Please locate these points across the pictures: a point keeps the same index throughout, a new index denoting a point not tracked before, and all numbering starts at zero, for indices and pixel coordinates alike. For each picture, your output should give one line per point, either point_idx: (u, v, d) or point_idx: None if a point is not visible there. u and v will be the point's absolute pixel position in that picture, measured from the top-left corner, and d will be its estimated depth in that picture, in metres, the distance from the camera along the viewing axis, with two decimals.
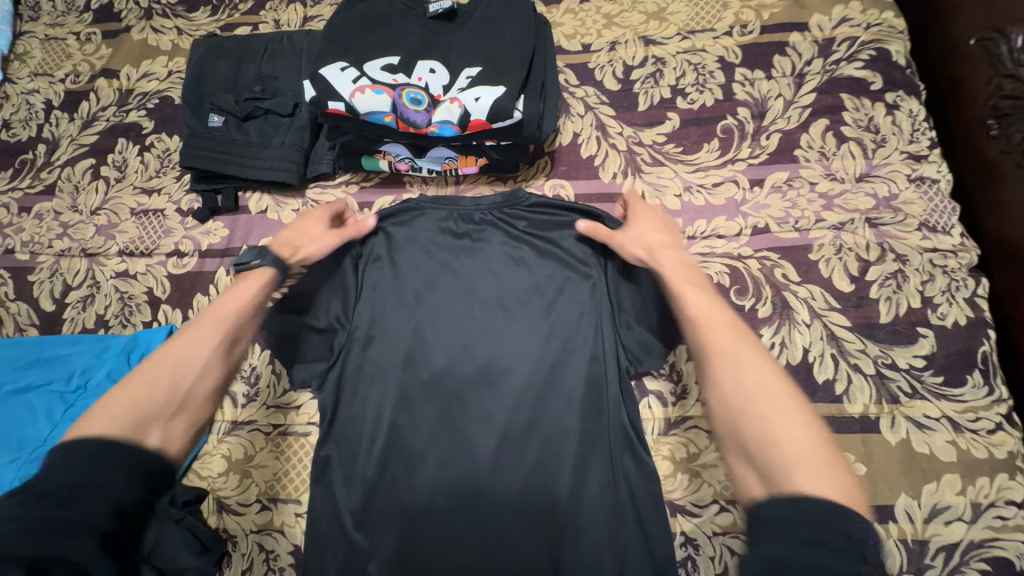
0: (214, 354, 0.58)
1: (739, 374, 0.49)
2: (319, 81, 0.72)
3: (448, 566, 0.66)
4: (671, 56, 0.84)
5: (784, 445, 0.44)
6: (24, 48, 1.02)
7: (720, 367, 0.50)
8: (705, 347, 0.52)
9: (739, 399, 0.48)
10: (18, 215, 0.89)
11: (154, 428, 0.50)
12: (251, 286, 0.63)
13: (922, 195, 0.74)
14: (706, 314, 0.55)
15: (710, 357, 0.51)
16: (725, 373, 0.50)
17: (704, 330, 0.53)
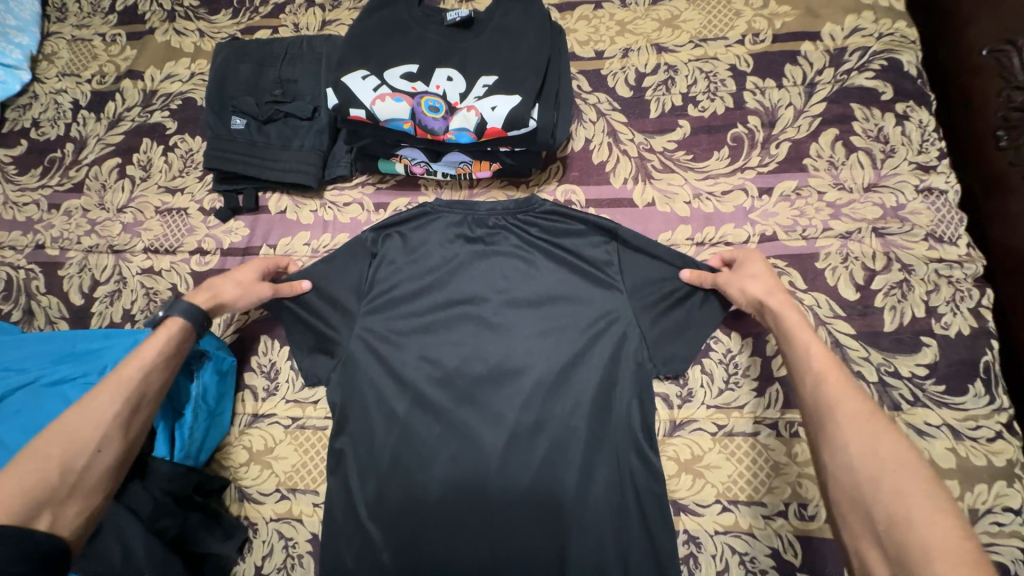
0: (113, 425, 0.58)
1: (870, 441, 0.48)
2: (341, 89, 0.74)
3: (459, 557, 0.68)
4: (682, 63, 0.86)
5: (920, 529, 0.41)
6: (52, 49, 1.05)
7: (845, 429, 0.49)
8: (829, 406, 0.52)
9: (866, 467, 0.47)
10: (48, 212, 0.93)
11: (44, 512, 0.51)
12: (158, 345, 0.63)
13: (930, 205, 0.75)
14: (829, 374, 0.54)
15: (837, 417, 0.51)
16: (850, 435, 0.49)
17: (828, 389, 0.53)
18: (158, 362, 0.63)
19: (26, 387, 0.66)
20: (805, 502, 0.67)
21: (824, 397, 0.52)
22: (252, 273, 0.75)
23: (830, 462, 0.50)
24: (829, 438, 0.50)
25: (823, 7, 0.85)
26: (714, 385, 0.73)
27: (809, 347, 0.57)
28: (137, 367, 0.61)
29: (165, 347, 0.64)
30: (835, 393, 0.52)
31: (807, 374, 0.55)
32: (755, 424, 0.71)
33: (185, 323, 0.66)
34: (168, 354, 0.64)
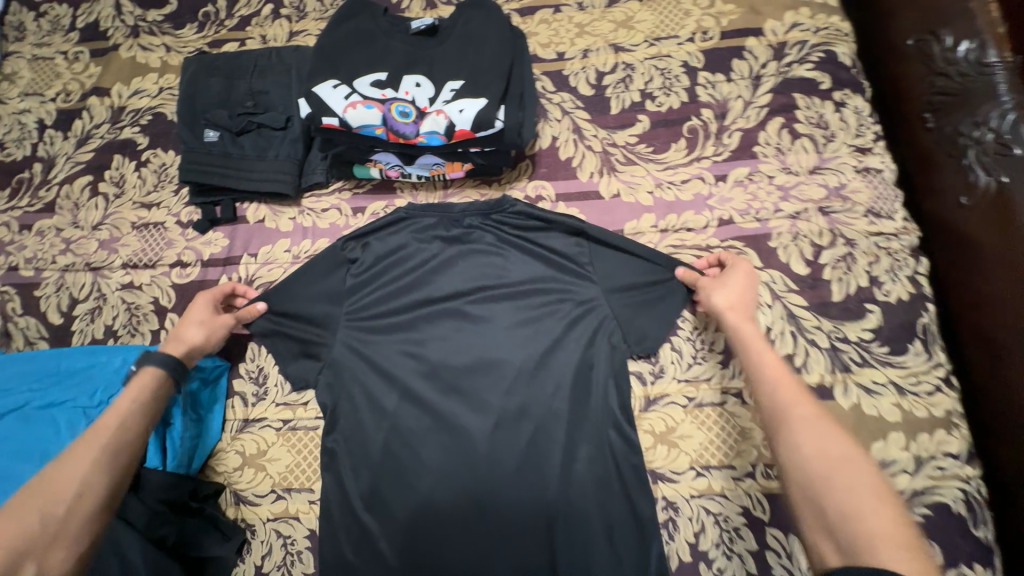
0: (92, 471, 0.58)
1: (823, 442, 0.52)
2: (313, 99, 0.77)
3: (453, 541, 0.72)
4: (639, 62, 0.91)
5: (867, 521, 0.46)
6: (12, 69, 1.04)
7: (802, 431, 0.54)
8: (787, 410, 0.56)
9: (819, 466, 0.51)
10: (19, 233, 0.92)
11: (27, 563, 0.51)
12: (131, 396, 0.65)
13: (868, 184, 0.82)
14: (782, 379, 0.59)
15: (792, 420, 0.55)
16: (806, 437, 0.53)
17: (785, 395, 0.57)
18: (132, 409, 0.64)
19: (19, 412, 0.68)
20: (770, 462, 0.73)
21: (781, 402, 0.57)
22: (206, 309, 0.77)
23: (787, 462, 0.53)
24: (786, 440, 0.54)
25: (764, 5, 0.92)
26: (683, 361, 0.78)
27: (765, 355, 0.61)
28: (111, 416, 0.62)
29: (136, 397, 0.66)
30: (790, 397, 0.57)
31: (765, 381, 0.59)
32: (721, 394, 0.76)
33: (156, 370, 0.68)
34: (141, 401, 0.66)
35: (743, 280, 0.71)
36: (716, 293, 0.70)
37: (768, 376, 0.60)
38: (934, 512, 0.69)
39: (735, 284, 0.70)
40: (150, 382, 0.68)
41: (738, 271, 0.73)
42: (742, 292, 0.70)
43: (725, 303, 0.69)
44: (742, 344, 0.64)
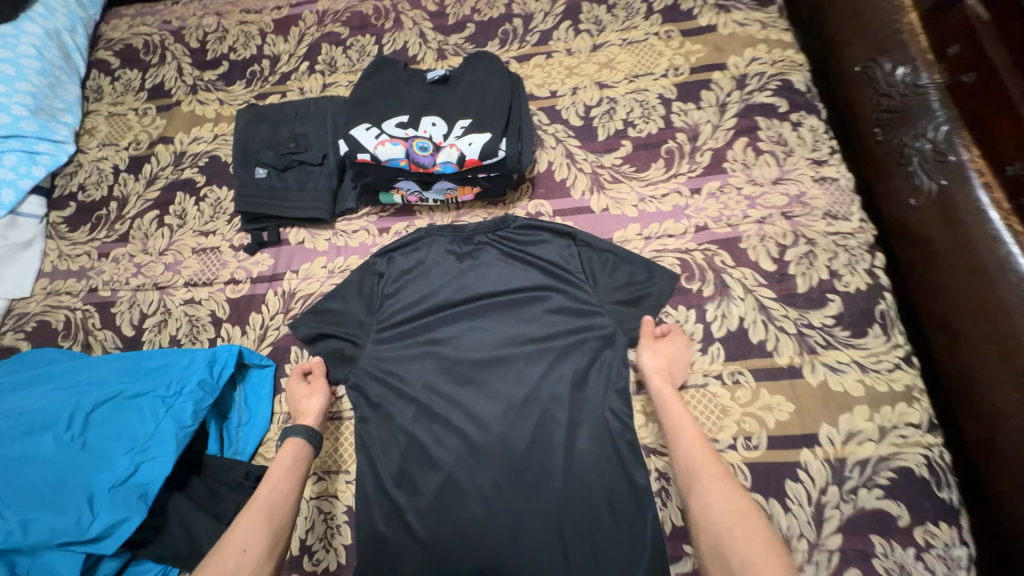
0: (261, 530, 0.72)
1: (724, 495, 0.67)
2: (349, 139, 0.93)
3: (471, 515, 0.81)
4: (620, 96, 1.06)
5: (756, 561, 0.60)
6: (92, 124, 1.23)
7: (709, 487, 0.69)
8: (698, 468, 0.71)
9: (723, 519, 0.66)
10: (98, 260, 1.08)
11: None
12: (282, 465, 0.81)
13: (826, 191, 0.94)
14: (694, 440, 0.74)
15: (702, 477, 0.70)
16: (712, 491, 0.68)
17: (696, 454, 0.73)
18: (283, 475, 0.79)
19: (109, 403, 0.79)
20: (749, 435, 0.81)
21: (693, 461, 0.72)
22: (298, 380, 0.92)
23: (699, 515, 0.68)
24: (697, 494, 0.70)
25: (727, 44, 1.07)
26: None
27: (681, 421, 0.77)
28: (270, 482, 0.78)
29: (287, 465, 0.81)
30: (701, 458, 0.72)
31: (682, 441, 0.75)
32: (704, 376, 0.85)
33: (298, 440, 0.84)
34: (290, 467, 0.81)
35: (671, 351, 0.85)
36: (647, 357, 0.84)
37: (684, 438, 0.75)
38: (899, 475, 0.77)
39: (662, 351, 0.84)
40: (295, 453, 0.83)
41: (672, 342, 0.85)
42: (667, 359, 0.84)
43: (652, 366, 0.83)
44: (666, 410, 0.79)
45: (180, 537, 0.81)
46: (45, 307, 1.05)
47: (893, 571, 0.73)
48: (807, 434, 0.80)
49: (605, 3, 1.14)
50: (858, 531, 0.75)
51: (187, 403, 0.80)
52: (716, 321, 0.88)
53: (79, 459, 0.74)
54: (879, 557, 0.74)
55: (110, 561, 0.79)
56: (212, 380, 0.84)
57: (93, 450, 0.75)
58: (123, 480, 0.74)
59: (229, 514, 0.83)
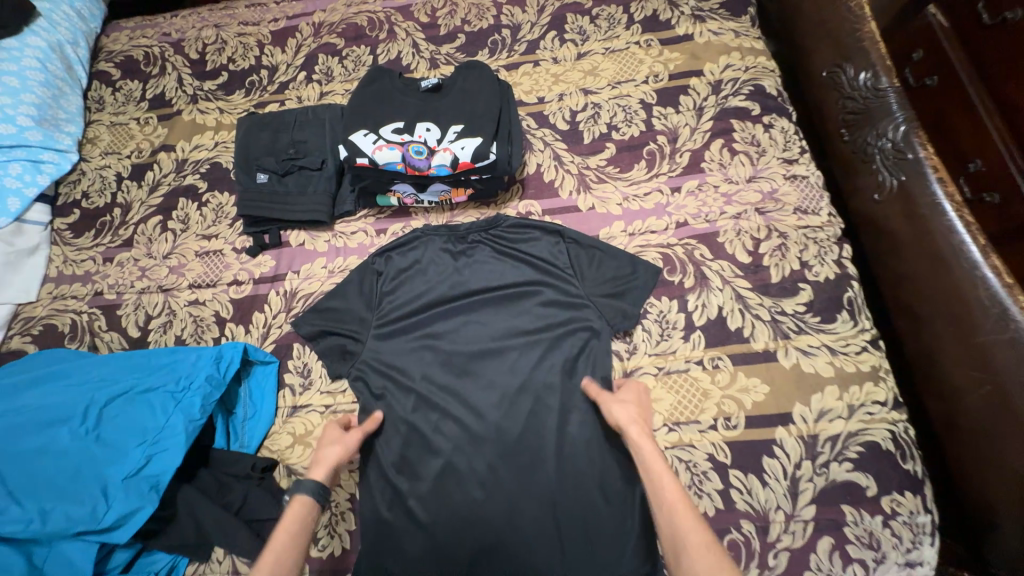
0: None
1: (712, 563, 0.55)
2: (349, 144, 0.98)
3: (469, 498, 0.86)
4: (604, 101, 1.12)
5: None
6: (94, 134, 1.27)
7: (699, 562, 0.56)
8: (682, 539, 0.59)
9: None
10: (103, 265, 1.12)
11: None
12: (287, 529, 0.67)
13: (796, 187, 1.01)
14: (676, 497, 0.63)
15: (688, 552, 0.57)
16: (703, 568, 0.55)
17: (679, 517, 0.61)
18: (286, 541, 0.66)
19: (121, 397, 0.82)
20: (729, 415, 0.86)
21: (676, 522, 0.60)
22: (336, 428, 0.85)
23: None
24: (687, 574, 0.56)
25: (703, 52, 1.14)
26: (653, 339, 0.93)
27: (660, 480, 0.66)
28: (276, 547, 0.65)
29: (292, 529, 0.68)
30: (684, 523, 0.60)
31: (661, 506, 0.63)
32: (686, 362, 0.91)
33: (307, 498, 0.72)
34: (297, 532, 0.68)
35: (636, 396, 0.82)
36: (616, 409, 0.79)
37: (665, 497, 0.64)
38: (867, 449, 0.83)
39: (630, 400, 0.80)
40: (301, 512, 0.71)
41: (632, 390, 0.83)
42: (637, 410, 0.78)
43: (621, 419, 0.77)
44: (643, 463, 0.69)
45: (190, 527, 0.84)
46: (51, 311, 1.08)
47: (862, 538, 0.79)
48: (783, 414, 0.85)
49: (589, 15, 1.20)
50: (831, 502, 0.81)
51: (194, 397, 0.84)
52: (697, 310, 0.94)
53: (94, 451, 0.77)
54: (850, 525, 0.80)
55: (122, 552, 0.82)
56: (218, 375, 0.87)
57: (107, 442, 0.79)
58: (135, 471, 0.78)
59: (237, 503, 0.87)
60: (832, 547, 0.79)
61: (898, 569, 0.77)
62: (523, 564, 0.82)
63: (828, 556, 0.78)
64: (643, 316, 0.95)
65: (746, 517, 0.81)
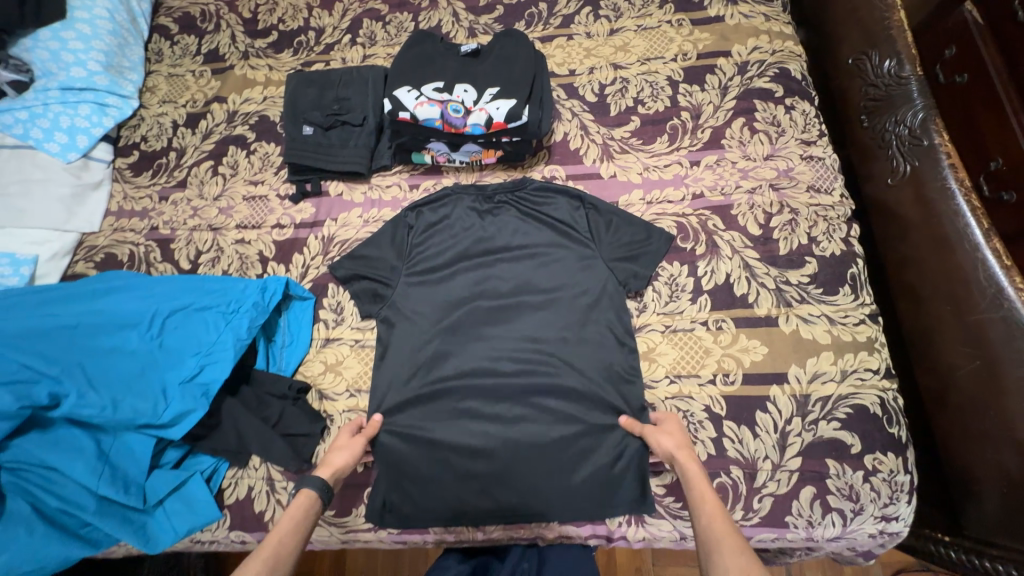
0: None
1: (741, 559, 0.63)
2: (392, 100, 1.05)
3: (478, 435, 0.94)
4: (632, 76, 1.17)
5: None
6: (153, 83, 1.36)
7: (728, 557, 0.64)
8: (719, 540, 0.66)
9: None
10: (159, 202, 1.22)
11: None
12: (296, 518, 0.76)
13: (812, 168, 1.05)
14: (718, 510, 0.71)
15: (723, 549, 0.65)
16: (733, 563, 0.63)
17: (718, 526, 0.68)
18: (290, 527, 0.74)
19: (180, 311, 0.92)
20: (727, 372, 0.93)
21: (714, 529, 0.68)
22: (346, 433, 0.92)
23: None
24: (716, 566, 0.64)
25: (732, 33, 1.17)
26: (662, 299, 1.00)
27: (702, 494, 0.74)
28: (280, 530, 0.73)
29: (297, 517, 0.76)
30: (724, 532, 0.67)
31: (703, 513, 0.71)
32: (691, 322, 0.97)
33: (314, 491, 0.80)
34: (304, 521, 0.76)
35: (676, 427, 0.87)
36: (663, 439, 0.84)
37: (708, 509, 0.71)
38: (856, 411, 0.89)
39: (674, 431, 0.85)
40: (307, 505, 0.79)
41: (670, 420, 0.89)
42: (683, 438, 0.84)
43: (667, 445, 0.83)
44: (689, 481, 0.77)
45: (232, 434, 0.94)
46: (112, 241, 1.19)
47: (842, 489, 0.86)
48: (778, 373, 0.92)
49: None
50: (816, 456, 0.87)
51: (244, 319, 0.94)
52: (706, 276, 1.00)
53: (156, 355, 0.87)
54: (832, 477, 0.86)
55: (173, 450, 0.92)
56: (264, 302, 0.97)
57: (168, 349, 0.89)
58: (191, 377, 0.88)
59: (274, 418, 0.96)
60: (813, 496, 0.86)
61: (873, 520, 0.85)
62: (527, 495, 0.91)
63: (808, 503, 0.86)
64: (654, 278, 1.01)
65: (736, 464, 0.88)
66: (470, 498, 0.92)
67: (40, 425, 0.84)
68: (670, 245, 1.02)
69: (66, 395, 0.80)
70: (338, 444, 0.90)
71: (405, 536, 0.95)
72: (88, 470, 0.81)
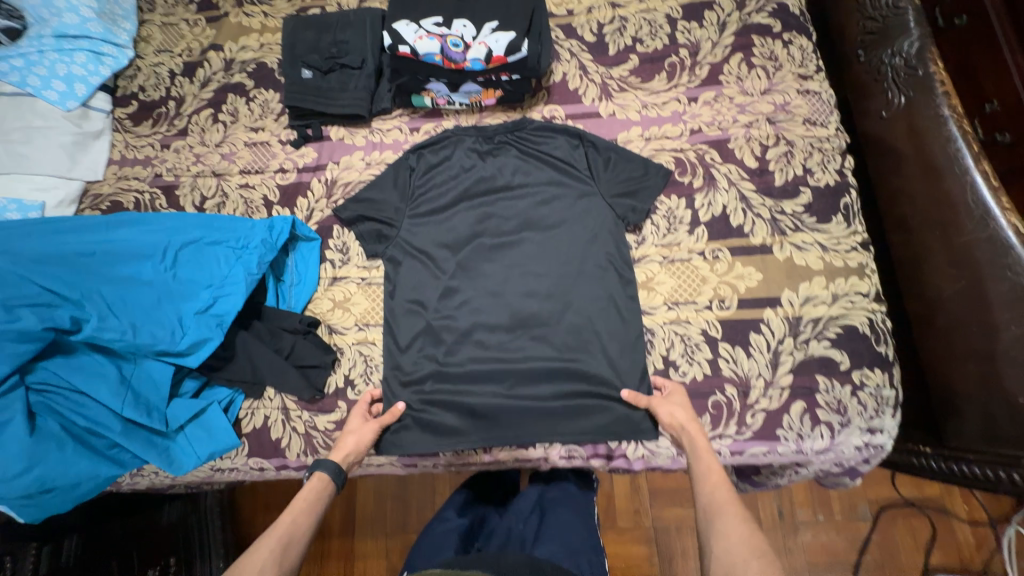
0: (266, 562, 0.70)
1: (739, 524, 0.70)
2: (392, 34, 1.06)
3: (482, 365, 0.98)
4: (631, 15, 1.17)
5: None
6: (147, 33, 1.34)
7: (731, 522, 0.70)
8: (722, 507, 0.73)
9: (741, 553, 0.66)
10: (161, 151, 1.22)
11: None
12: (307, 501, 0.80)
13: (808, 101, 1.06)
14: (721, 481, 0.77)
15: (724, 514, 0.71)
16: (733, 527, 0.69)
17: (721, 495, 0.74)
18: (303, 508, 0.79)
19: (191, 245, 0.94)
20: (723, 298, 0.97)
21: (718, 497, 0.74)
22: (359, 417, 0.94)
23: (716, 548, 0.69)
24: (716, 528, 0.71)
25: None
26: (661, 232, 1.02)
27: (710, 465, 0.79)
28: (292, 512, 0.77)
29: (309, 500, 0.80)
30: (725, 500, 0.74)
31: (706, 482, 0.76)
32: (689, 253, 1.00)
33: (326, 475, 0.84)
34: (315, 504, 0.80)
35: (684, 402, 0.90)
36: (675, 411, 0.88)
37: (712, 479, 0.77)
38: (845, 331, 0.93)
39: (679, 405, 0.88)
40: (319, 488, 0.83)
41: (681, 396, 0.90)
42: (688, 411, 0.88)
43: (678, 419, 0.87)
44: (695, 451, 0.82)
45: (248, 366, 0.98)
46: (116, 190, 1.20)
47: (831, 403, 0.90)
48: (772, 298, 0.96)
49: None
50: (807, 372, 0.92)
51: (253, 254, 0.96)
52: (704, 208, 1.02)
53: (170, 286, 0.90)
54: (822, 392, 0.91)
55: (191, 381, 0.96)
56: (271, 238, 0.99)
57: (181, 280, 0.91)
58: (205, 309, 0.91)
59: (287, 350, 1.00)
60: (804, 410, 0.91)
61: (860, 432, 0.90)
62: (529, 421, 0.95)
63: (799, 417, 0.90)
64: (654, 213, 1.04)
65: (730, 382, 0.93)
66: (475, 424, 0.96)
67: (64, 350, 0.88)
68: (668, 181, 1.04)
69: (88, 320, 0.84)
70: (351, 428, 0.92)
71: (415, 460, 1.00)
72: (112, 394, 0.86)
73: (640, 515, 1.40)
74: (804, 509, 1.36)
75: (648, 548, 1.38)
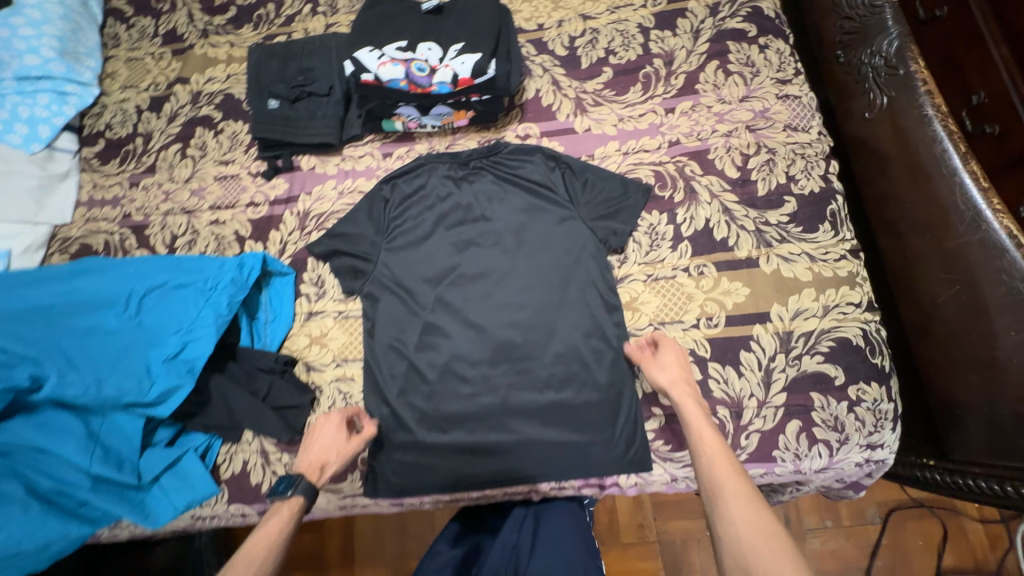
0: None
1: (743, 504, 0.66)
2: (356, 61, 1.03)
3: (467, 405, 0.94)
4: (602, 27, 1.14)
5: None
6: (112, 69, 1.31)
7: (732, 503, 0.67)
8: (722, 487, 0.69)
9: (748, 535, 0.63)
10: (130, 189, 1.20)
11: None
12: (277, 525, 0.77)
13: (788, 107, 1.04)
14: (718, 455, 0.73)
15: (726, 495, 0.68)
16: (736, 508, 0.66)
17: (720, 471, 0.71)
18: (274, 537, 0.76)
19: (157, 290, 0.91)
20: (710, 315, 0.94)
21: (718, 476, 0.71)
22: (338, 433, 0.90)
23: (723, 531, 0.66)
24: (719, 510, 0.67)
25: None
26: (643, 249, 0.99)
27: (705, 438, 0.76)
28: (264, 539, 0.75)
29: (282, 525, 0.78)
30: (725, 476, 0.70)
31: (705, 459, 0.73)
32: (673, 269, 0.97)
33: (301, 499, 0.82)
34: (284, 530, 0.77)
35: (674, 357, 0.88)
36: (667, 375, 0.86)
37: (709, 455, 0.74)
38: (839, 344, 0.90)
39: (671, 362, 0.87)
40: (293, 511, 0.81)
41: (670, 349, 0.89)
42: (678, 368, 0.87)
43: (690, 405, 0.80)
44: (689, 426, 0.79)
45: (223, 410, 0.94)
46: (85, 232, 1.17)
47: (827, 421, 0.87)
48: (761, 312, 0.92)
49: None
50: (800, 390, 0.88)
51: (223, 295, 0.93)
52: (686, 223, 0.99)
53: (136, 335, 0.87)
54: (817, 410, 0.88)
55: (164, 430, 0.93)
56: (241, 276, 0.95)
57: (148, 327, 0.88)
58: (174, 355, 0.88)
59: (263, 391, 0.97)
60: (800, 429, 0.87)
61: (859, 449, 0.86)
62: (521, 457, 0.92)
63: (795, 436, 0.87)
64: (635, 229, 1.00)
65: (722, 404, 0.89)
66: (466, 464, 0.93)
67: (26, 409, 0.85)
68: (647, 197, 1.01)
69: (47, 377, 0.81)
70: (327, 446, 0.89)
71: (403, 500, 0.96)
72: (76, 451, 0.83)
73: (643, 530, 1.36)
74: (811, 516, 1.32)
75: (653, 564, 1.34)
